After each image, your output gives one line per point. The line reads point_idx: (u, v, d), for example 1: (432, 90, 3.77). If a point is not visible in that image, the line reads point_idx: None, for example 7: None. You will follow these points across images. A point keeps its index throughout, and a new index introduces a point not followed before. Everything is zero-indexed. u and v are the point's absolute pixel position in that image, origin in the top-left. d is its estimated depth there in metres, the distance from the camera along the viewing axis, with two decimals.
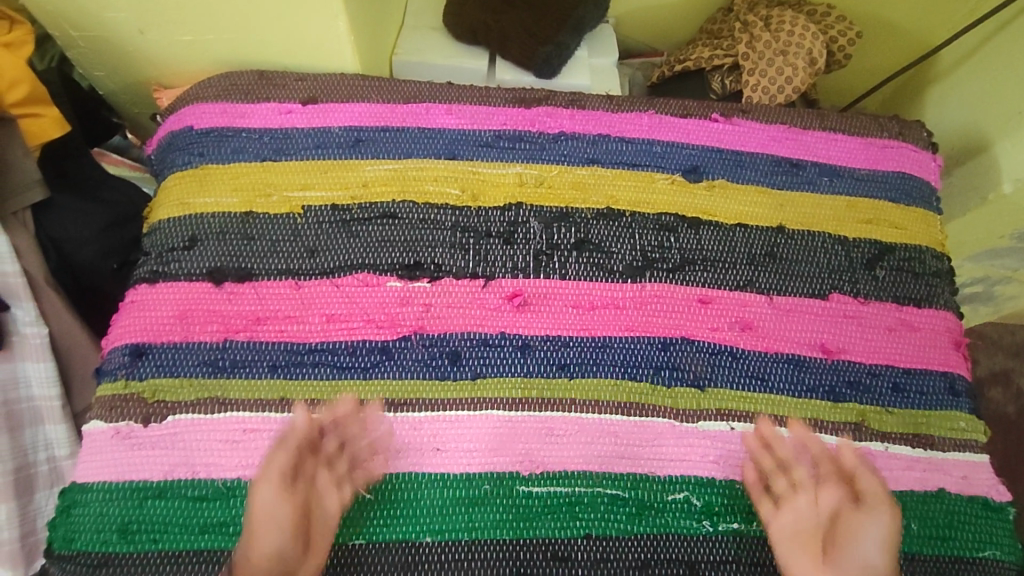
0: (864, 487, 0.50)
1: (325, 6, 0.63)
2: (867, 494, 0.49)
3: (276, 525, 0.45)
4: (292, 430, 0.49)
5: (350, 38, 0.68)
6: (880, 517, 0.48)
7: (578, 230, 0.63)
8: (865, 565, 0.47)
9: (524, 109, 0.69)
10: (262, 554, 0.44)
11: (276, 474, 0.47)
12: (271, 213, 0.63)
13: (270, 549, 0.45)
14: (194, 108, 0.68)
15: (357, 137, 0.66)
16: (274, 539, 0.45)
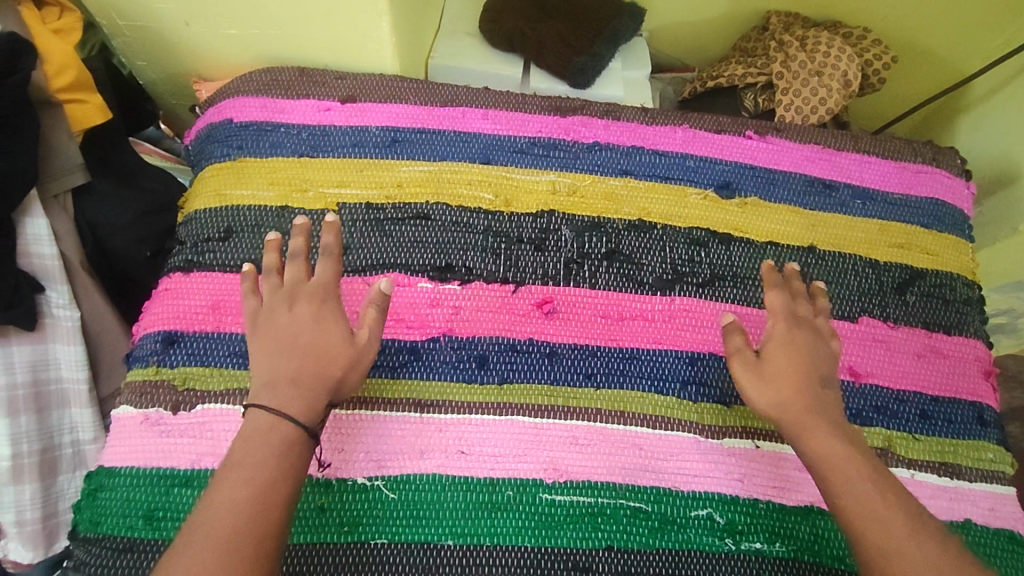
0: (774, 325, 0.54)
1: (370, 7, 0.64)
2: (779, 324, 0.54)
3: (323, 337, 0.50)
4: (324, 266, 0.53)
5: (392, 39, 0.69)
6: (805, 340, 0.53)
7: (608, 240, 0.64)
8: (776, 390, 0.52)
9: (559, 118, 0.70)
10: (353, 377, 0.51)
11: (337, 306, 0.52)
12: (306, 209, 0.63)
13: (344, 364, 0.50)
14: (234, 102, 0.68)
15: (394, 137, 0.67)
16: (344, 356, 0.50)
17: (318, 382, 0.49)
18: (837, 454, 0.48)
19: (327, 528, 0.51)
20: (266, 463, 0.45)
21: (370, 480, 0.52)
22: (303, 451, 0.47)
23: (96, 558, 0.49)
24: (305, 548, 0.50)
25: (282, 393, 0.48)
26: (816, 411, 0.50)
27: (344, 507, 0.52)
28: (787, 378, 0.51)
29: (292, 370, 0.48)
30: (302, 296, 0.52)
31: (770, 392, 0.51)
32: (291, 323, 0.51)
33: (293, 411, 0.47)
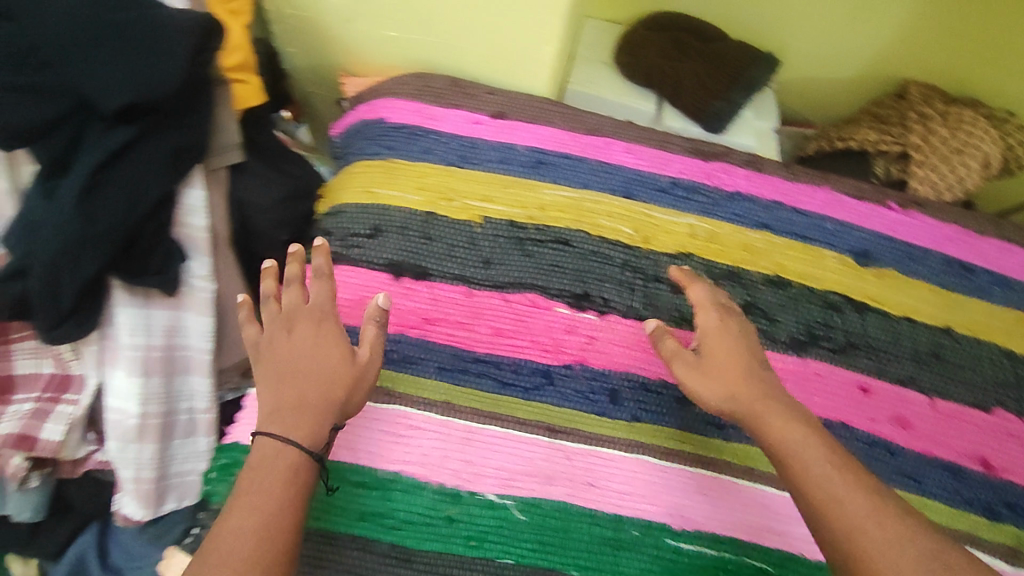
0: (704, 319, 0.53)
1: (541, 30, 0.64)
2: (711, 316, 0.53)
3: (327, 361, 0.50)
4: (320, 288, 0.54)
5: (552, 62, 0.67)
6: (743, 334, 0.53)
7: (745, 293, 0.64)
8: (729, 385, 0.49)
9: (702, 162, 0.69)
10: (357, 398, 0.51)
11: (338, 328, 0.52)
12: (451, 218, 0.64)
13: (348, 381, 0.50)
14: (388, 102, 0.69)
15: (540, 159, 0.67)
16: (348, 377, 0.50)
17: (323, 403, 0.48)
18: (792, 432, 0.45)
19: (454, 538, 0.52)
20: (270, 494, 0.44)
21: (498, 498, 0.53)
22: (308, 476, 0.46)
23: None
24: (432, 555, 0.52)
25: (289, 418, 0.47)
26: (768, 393, 0.48)
27: (471, 520, 0.52)
28: (731, 372, 0.49)
29: (295, 394, 0.48)
30: (299, 319, 0.52)
31: (716, 387, 0.49)
32: (294, 347, 0.50)
33: (299, 435, 0.47)
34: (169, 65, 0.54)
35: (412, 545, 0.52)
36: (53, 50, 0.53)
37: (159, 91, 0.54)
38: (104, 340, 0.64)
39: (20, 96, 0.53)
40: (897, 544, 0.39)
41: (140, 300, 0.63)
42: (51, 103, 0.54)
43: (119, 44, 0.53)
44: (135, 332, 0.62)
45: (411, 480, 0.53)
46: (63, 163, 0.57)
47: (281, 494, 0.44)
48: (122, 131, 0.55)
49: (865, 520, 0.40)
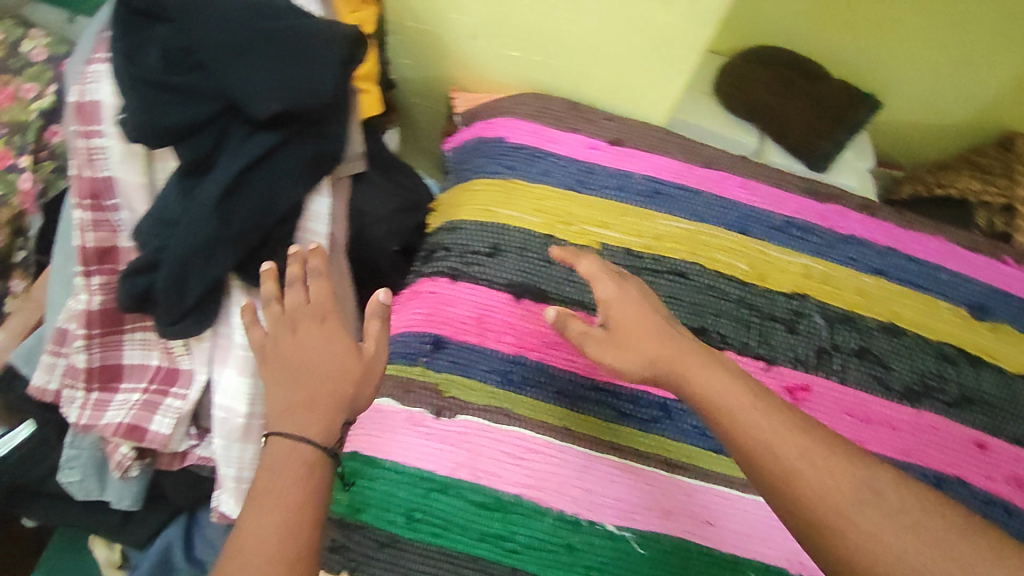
0: (603, 288, 0.49)
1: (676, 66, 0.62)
2: (610, 285, 0.49)
3: (331, 360, 0.52)
4: (320, 286, 0.56)
5: (677, 95, 0.66)
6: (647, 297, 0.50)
7: (860, 338, 0.64)
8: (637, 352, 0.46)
9: (817, 203, 0.69)
10: (363, 395, 0.53)
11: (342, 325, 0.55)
12: (569, 242, 0.64)
13: (359, 375, 0.52)
14: (507, 121, 0.69)
15: (657, 189, 0.67)
16: (355, 370, 0.52)
17: (331, 399, 0.50)
18: (718, 382, 0.43)
19: (574, 566, 0.53)
20: (288, 490, 0.46)
21: (617, 529, 0.54)
22: (325, 471, 0.48)
23: (358, 544, 0.53)
24: None
25: (298, 416, 0.49)
26: (685, 348, 0.45)
27: (591, 550, 0.54)
28: (646, 339, 0.46)
29: (301, 392, 0.50)
30: (303, 319, 0.54)
31: (633, 360, 0.46)
32: (300, 348, 0.53)
33: (310, 433, 0.49)
34: (321, 76, 0.53)
35: (532, 570, 0.53)
36: (207, 52, 0.52)
37: (308, 101, 0.53)
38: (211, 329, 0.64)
39: (172, 96, 0.53)
40: (833, 478, 0.38)
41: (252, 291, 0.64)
42: (200, 104, 0.53)
43: (273, 50, 0.53)
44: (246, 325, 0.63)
45: (532, 504, 0.54)
46: (202, 164, 0.56)
47: (299, 490, 0.46)
48: (266, 136, 0.56)
49: (800, 466, 0.39)
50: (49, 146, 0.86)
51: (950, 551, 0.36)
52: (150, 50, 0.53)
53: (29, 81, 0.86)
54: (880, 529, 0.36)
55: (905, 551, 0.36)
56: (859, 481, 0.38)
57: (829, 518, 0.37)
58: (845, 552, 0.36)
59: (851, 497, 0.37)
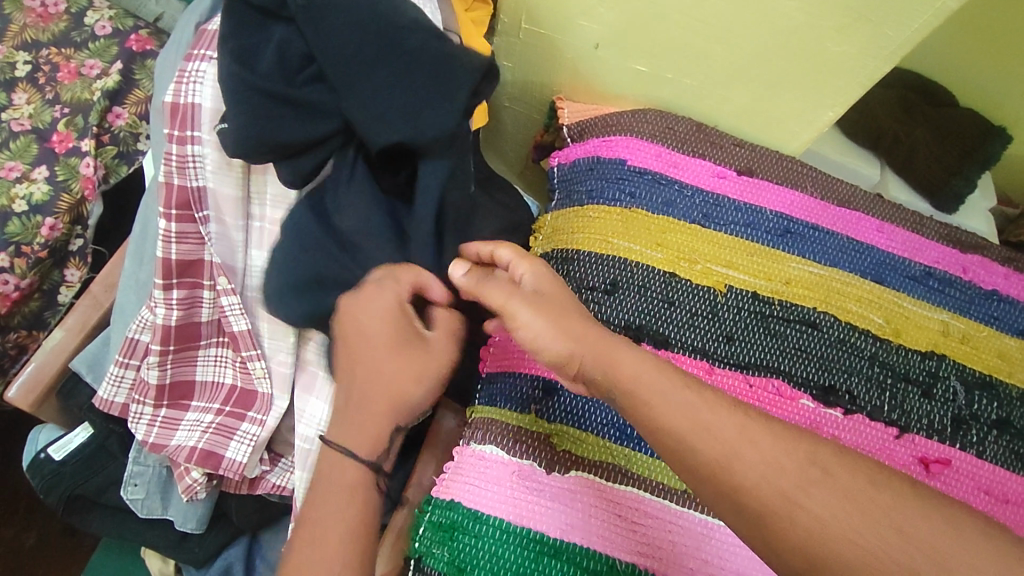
0: (525, 267, 0.49)
1: (832, 90, 0.58)
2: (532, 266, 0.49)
3: (382, 344, 0.49)
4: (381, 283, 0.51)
5: (820, 125, 0.62)
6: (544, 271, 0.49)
7: (1001, 407, 0.58)
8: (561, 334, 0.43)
9: (958, 252, 0.64)
10: (419, 381, 0.50)
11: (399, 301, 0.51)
12: (694, 282, 0.59)
13: (418, 364, 0.50)
14: (627, 142, 0.64)
15: (788, 227, 0.62)
16: (404, 350, 0.50)
17: (391, 404, 0.49)
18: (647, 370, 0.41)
19: None
20: (336, 519, 0.45)
21: None
22: (370, 490, 0.47)
23: None
24: None
25: (354, 429, 0.48)
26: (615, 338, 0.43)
27: None
28: (570, 321, 0.44)
29: (357, 401, 0.49)
30: (367, 317, 0.50)
31: (553, 340, 0.43)
32: (357, 339, 0.50)
33: (360, 448, 0.47)
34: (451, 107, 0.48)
35: None
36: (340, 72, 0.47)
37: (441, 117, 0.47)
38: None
39: (282, 110, 0.48)
40: (778, 462, 0.36)
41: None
42: (319, 121, 0.50)
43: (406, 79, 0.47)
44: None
45: None
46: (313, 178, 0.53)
47: (348, 514, 0.45)
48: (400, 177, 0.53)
49: (714, 449, 0.37)
50: (112, 130, 0.81)
51: (906, 525, 0.34)
52: (264, 55, 0.48)
53: (92, 57, 0.82)
54: (824, 509, 0.35)
55: (862, 539, 0.34)
56: (798, 456, 0.37)
57: (775, 505, 0.35)
58: (777, 538, 0.35)
59: (798, 480, 0.36)
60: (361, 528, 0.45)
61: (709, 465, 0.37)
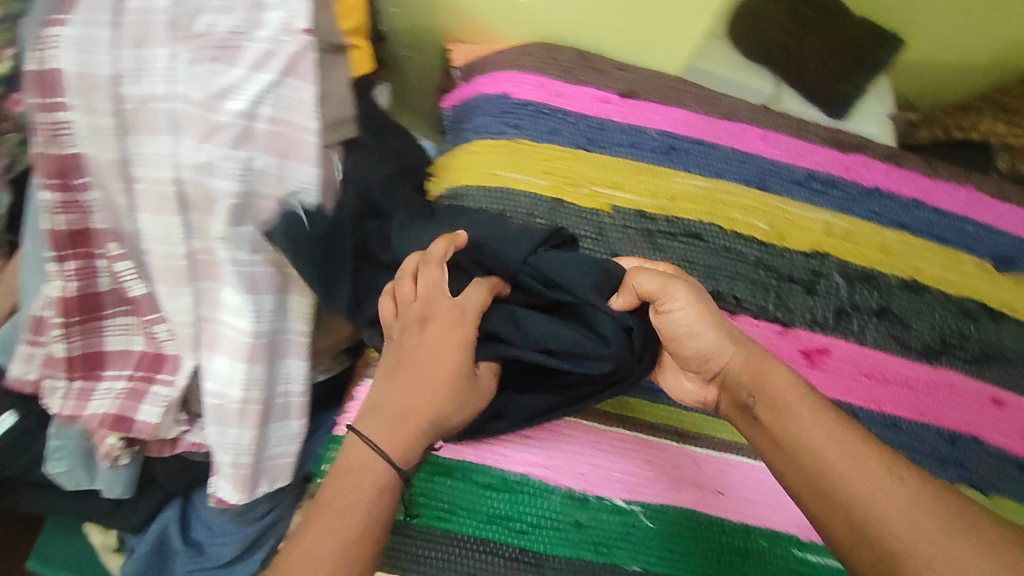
0: (649, 285, 0.48)
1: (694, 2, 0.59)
2: (682, 302, 0.48)
3: (442, 377, 0.46)
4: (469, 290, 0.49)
5: (696, 38, 0.64)
6: (696, 301, 0.49)
7: (881, 296, 0.61)
8: (699, 354, 0.49)
9: (840, 154, 0.66)
10: (463, 413, 0.47)
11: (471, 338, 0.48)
12: (579, 206, 0.60)
13: (464, 399, 0.47)
14: (511, 76, 0.64)
15: (672, 145, 0.63)
16: (464, 389, 0.47)
17: (425, 421, 0.46)
18: (787, 390, 0.44)
19: (581, 544, 0.51)
20: (351, 511, 0.43)
21: (626, 504, 0.52)
22: (392, 495, 0.45)
23: None
24: (562, 562, 0.50)
25: (387, 423, 0.46)
26: (767, 359, 0.46)
27: (600, 526, 0.51)
28: (716, 339, 0.48)
29: (402, 399, 0.46)
30: (436, 315, 0.48)
31: (706, 353, 0.48)
32: (418, 359, 0.47)
33: (393, 448, 0.45)
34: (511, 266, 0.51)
35: (542, 550, 0.50)
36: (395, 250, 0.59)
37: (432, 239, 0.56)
38: (195, 253, 0.57)
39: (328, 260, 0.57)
40: (905, 505, 0.38)
41: (239, 219, 0.56)
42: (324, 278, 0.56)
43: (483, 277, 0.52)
44: (236, 246, 0.57)
45: (539, 483, 0.52)
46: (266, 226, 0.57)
47: (364, 511, 0.43)
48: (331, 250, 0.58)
49: (834, 458, 0.40)
50: None
51: None
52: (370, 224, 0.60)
53: None
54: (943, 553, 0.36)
55: None
56: (933, 503, 0.38)
57: (894, 544, 0.37)
58: (881, 545, 0.37)
59: (933, 524, 0.37)
60: (369, 526, 0.43)
61: (835, 480, 0.40)
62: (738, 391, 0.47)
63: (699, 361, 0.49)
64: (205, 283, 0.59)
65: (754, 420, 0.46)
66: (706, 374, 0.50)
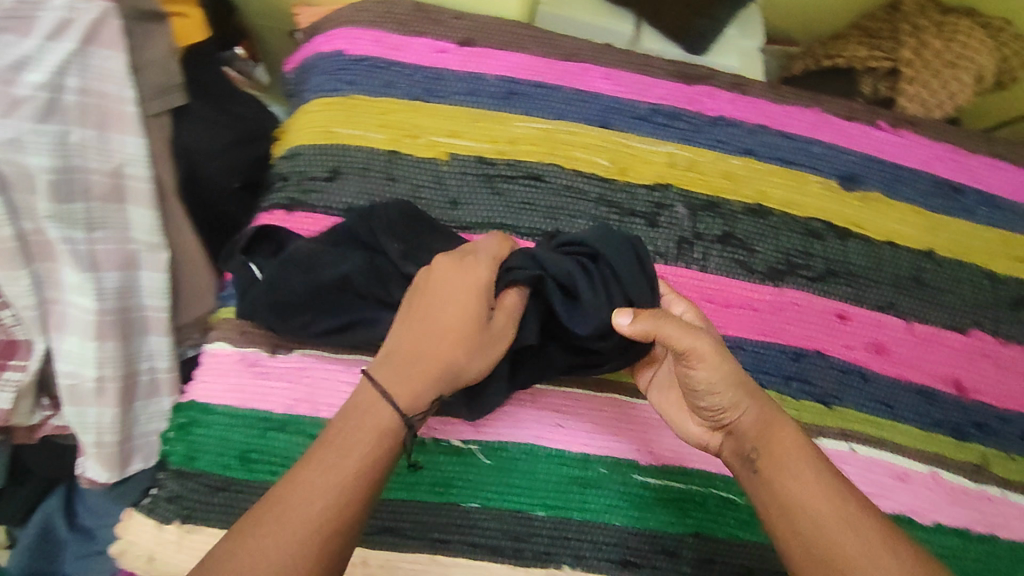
0: (686, 343, 0.45)
1: None
2: (709, 364, 0.45)
3: (455, 322, 0.45)
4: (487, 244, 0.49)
5: None
6: (728, 362, 0.46)
7: (725, 223, 0.62)
8: (722, 407, 0.47)
9: (684, 86, 0.65)
10: (475, 364, 0.46)
11: (489, 282, 0.47)
12: (416, 156, 0.60)
13: (474, 346, 0.46)
14: (345, 32, 0.63)
15: (511, 89, 0.63)
16: (479, 339, 0.46)
17: (440, 367, 0.45)
18: (799, 455, 0.46)
19: (420, 485, 0.53)
20: (350, 451, 0.42)
21: (464, 443, 0.54)
22: (393, 440, 0.44)
23: (190, 492, 0.51)
24: (399, 503, 0.52)
25: (400, 371, 0.45)
26: (783, 421, 0.47)
27: (438, 467, 0.53)
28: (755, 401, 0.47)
29: (413, 346, 0.46)
30: (463, 263, 0.47)
31: (733, 409, 0.47)
32: (434, 305, 0.46)
33: (400, 393, 0.44)
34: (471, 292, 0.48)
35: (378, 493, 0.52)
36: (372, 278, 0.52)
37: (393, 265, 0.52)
38: (26, 234, 0.55)
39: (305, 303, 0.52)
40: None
41: (64, 195, 0.55)
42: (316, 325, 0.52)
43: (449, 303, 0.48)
44: (68, 224, 0.55)
45: None
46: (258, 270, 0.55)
47: (362, 452, 0.42)
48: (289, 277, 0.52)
49: (827, 519, 0.43)
50: None
51: None
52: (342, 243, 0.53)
53: None
54: None
55: None
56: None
57: None
58: None
59: None
60: (368, 468, 0.42)
61: (830, 547, 0.42)
62: (742, 443, 0.48)
63: (716, 412, 0.48)
64: (41, 266, 0.56)
65: (751, 471, 0.47)
66: (720, 422, 0.48)
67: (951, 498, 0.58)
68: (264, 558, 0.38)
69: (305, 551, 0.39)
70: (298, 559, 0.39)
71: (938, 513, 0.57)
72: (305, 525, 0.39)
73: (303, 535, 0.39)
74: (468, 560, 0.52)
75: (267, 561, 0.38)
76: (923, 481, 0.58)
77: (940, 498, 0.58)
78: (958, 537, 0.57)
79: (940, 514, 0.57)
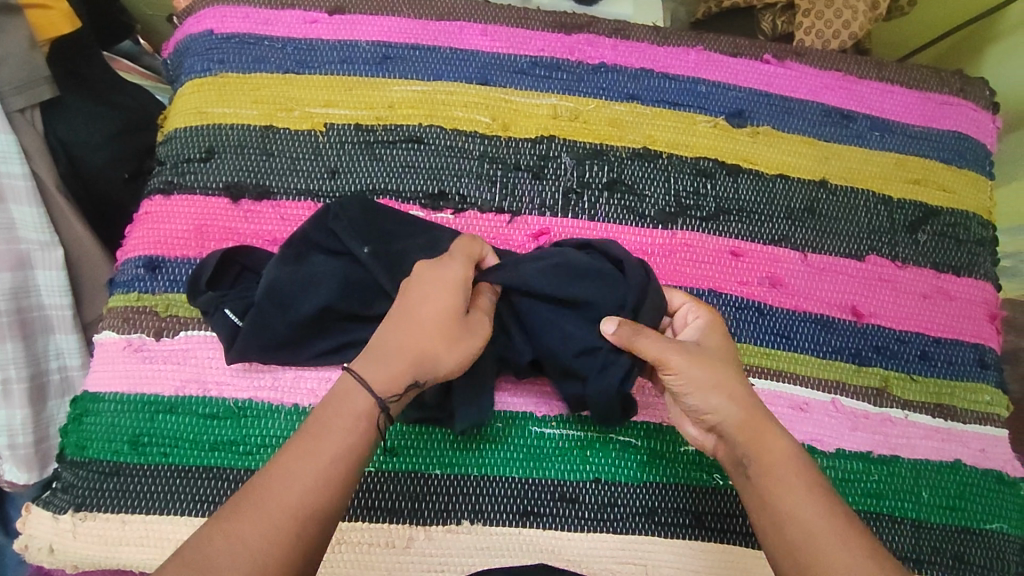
0: (650, 348, 0.46)
1: None
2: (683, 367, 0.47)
3: (438, 315, 0.45)
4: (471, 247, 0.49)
5: None
6: (701, 369, 0.47)
7: (611, 169, 0.61)
8: (699, 409, 0.47)
9: (564, 36, 0.65)
10: (455, 357, 0.45)
11: (465, 278, 0.47)
12: (292, 129, 0.59)
13: (456, 341, 0.45)
14: (215, 11, 0.63)
15: (385, 54, 0.62)
16: (455, 330, 0.45)
17: (416, 359, 0.44)
18: (788, 464, 0.45)
19: None
20: (331, 437, 0.41)
21: None
22: (370, 431, 0.42)
23: (83, 480, 0.52)
24: None
25: (379, 365, 0.44)
26: (773, 431, 0.46)
27: None
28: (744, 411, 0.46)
29: (395, 339, 0.44)
30: (446, 261, 0.47)
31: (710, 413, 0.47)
32: (417, 299, 0.45)
33: (377, 382, 0.43)
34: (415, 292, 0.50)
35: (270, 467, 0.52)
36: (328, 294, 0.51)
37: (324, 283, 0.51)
38: None
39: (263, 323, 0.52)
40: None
41: None
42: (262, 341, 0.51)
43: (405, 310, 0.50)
44: None
45: (264, 405, 0.53)
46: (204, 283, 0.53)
47: (342, 439, 0.41)
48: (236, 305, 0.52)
49: (817, 525, 0.42)
50: None
51: None
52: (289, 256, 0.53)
53: None
54: None
55: None
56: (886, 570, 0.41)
57: None
58: None
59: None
60: (347, 454, 0.41)
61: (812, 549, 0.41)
62: (732, 448, 0.47)
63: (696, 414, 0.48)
64: None
65: (744, 477, 0.46)
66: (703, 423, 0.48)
67: (852, 422, 0.58)
68: (240, 545, 0.37)
69: (279, 533, 0.37)
70: (277, 546, 0.37)
71: (839, 438, 0.57)
72: (287, 506, 0.38)
73: (279, 518, 0.38)
74: (367, 524, 0.53)
75: (244, 546, 0.37)
76: (823, 408, 0.58)
77: (841, 424, 0.58)
78: (859, 461, 0.57)
79: (842, 440, 0.57)
